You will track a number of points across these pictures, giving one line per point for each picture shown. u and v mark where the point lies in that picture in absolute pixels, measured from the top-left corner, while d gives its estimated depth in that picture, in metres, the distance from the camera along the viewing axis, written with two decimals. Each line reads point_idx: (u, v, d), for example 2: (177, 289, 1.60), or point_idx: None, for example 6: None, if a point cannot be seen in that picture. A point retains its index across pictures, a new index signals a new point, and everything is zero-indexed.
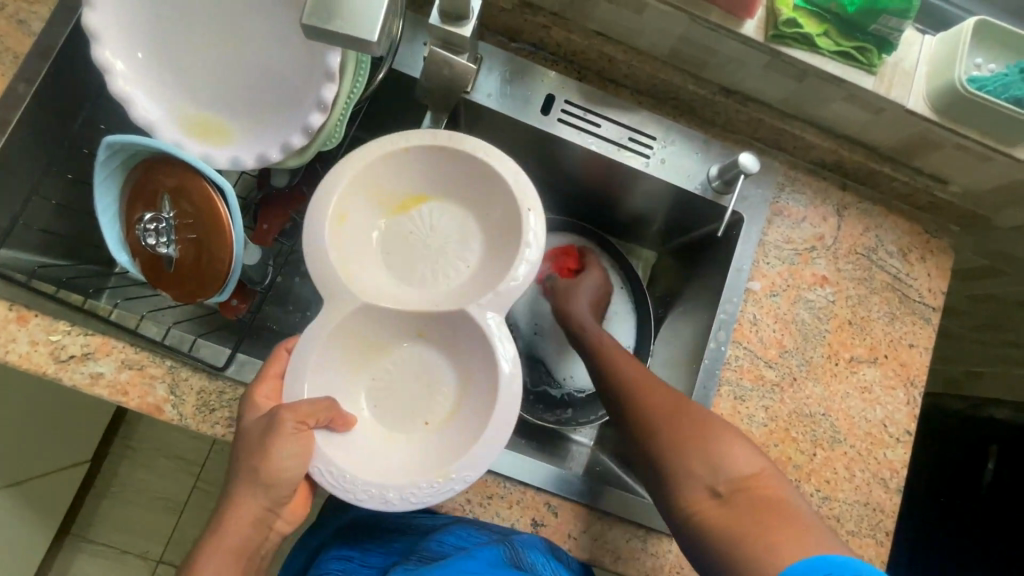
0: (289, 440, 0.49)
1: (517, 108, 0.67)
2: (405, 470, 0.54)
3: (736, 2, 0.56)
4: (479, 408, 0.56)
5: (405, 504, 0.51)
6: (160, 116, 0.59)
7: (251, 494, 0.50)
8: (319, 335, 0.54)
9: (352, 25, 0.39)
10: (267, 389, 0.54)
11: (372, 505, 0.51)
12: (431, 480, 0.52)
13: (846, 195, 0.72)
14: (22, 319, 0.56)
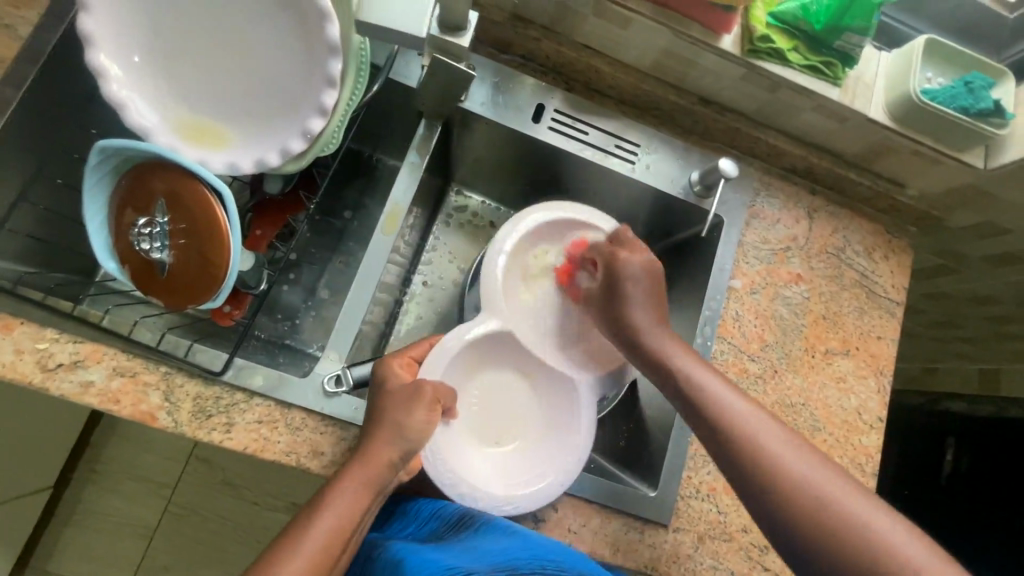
0: (420, 408, 0.55)
1: (508, 116, 0.70)
2: (483, 474, 0.61)
3: (715, 18, 0.60)
4: (558, 445, 0.63)
5: (473, 504, 0.58)
6: (155, 120, 0.58)
7: (390, 440, 0.53)
8: (465, 335, 0.62)
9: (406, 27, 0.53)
10: (399, 362, 0.59)
11: (450, 492, 0.58)
12: (501, 500, 0.59)
13: (815, 199, 0.77)
14: (7, 327, 0.55)
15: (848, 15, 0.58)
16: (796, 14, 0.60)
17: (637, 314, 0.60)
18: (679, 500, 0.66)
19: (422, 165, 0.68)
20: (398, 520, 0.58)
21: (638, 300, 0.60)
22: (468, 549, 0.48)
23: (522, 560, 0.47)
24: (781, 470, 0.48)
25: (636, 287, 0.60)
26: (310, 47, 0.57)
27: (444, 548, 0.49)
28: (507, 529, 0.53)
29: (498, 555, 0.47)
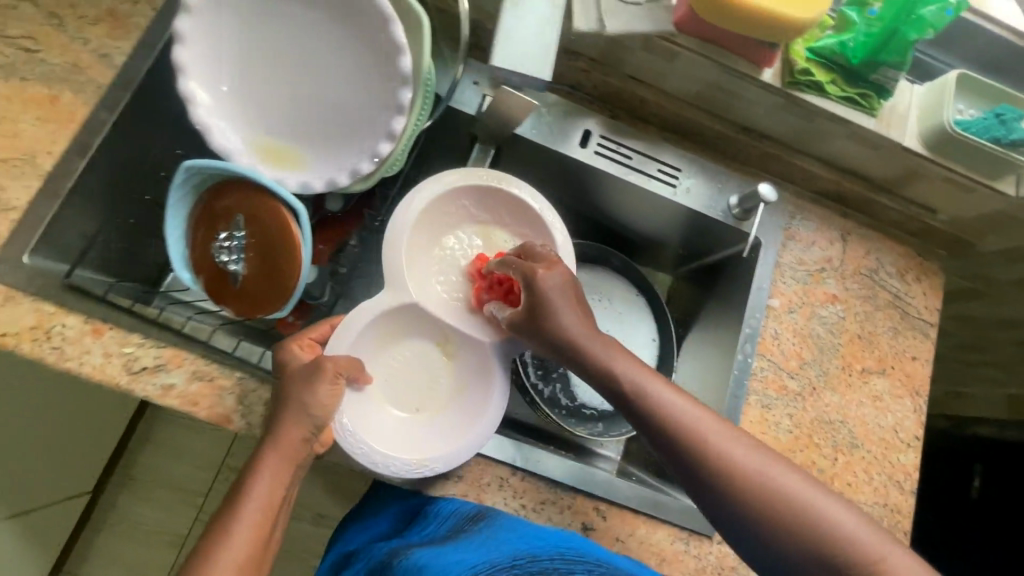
0: (323, 384, 0.57)
1: (557, 141, 0.74)
2: (388, 435, 0.64)
3: (758, 53, 0.64)
4: (465, 415, 0.66)
5: (386, 469, 0.60)
6: (236, 143, 0.63)
7: (297, 422, 0.55)
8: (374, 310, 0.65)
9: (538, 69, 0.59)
10: (302, 345, 0.61)
11: (363, 461, 0.60)
12: (410, 461, 0.61)
13: (848, 222, 0.80)
14: (97, 332, 0.59)
15: (883, 52, 0.63)
16: (835, 49, 0.64)
17: (565, 319, 0.58)
18: None
19: None
20: (420, 522, 0.63)
21: (568, 308, 0.59)
22: (487, 541, 0.55)
23: (540, 550, 0.55)
24: (754, 479, 0.50)
25: (559, 294, 0.59)
26: (382, 77, 0.62)
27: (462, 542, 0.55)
28: (508, 526, 0.57)
29: (517, 545, 0.54)
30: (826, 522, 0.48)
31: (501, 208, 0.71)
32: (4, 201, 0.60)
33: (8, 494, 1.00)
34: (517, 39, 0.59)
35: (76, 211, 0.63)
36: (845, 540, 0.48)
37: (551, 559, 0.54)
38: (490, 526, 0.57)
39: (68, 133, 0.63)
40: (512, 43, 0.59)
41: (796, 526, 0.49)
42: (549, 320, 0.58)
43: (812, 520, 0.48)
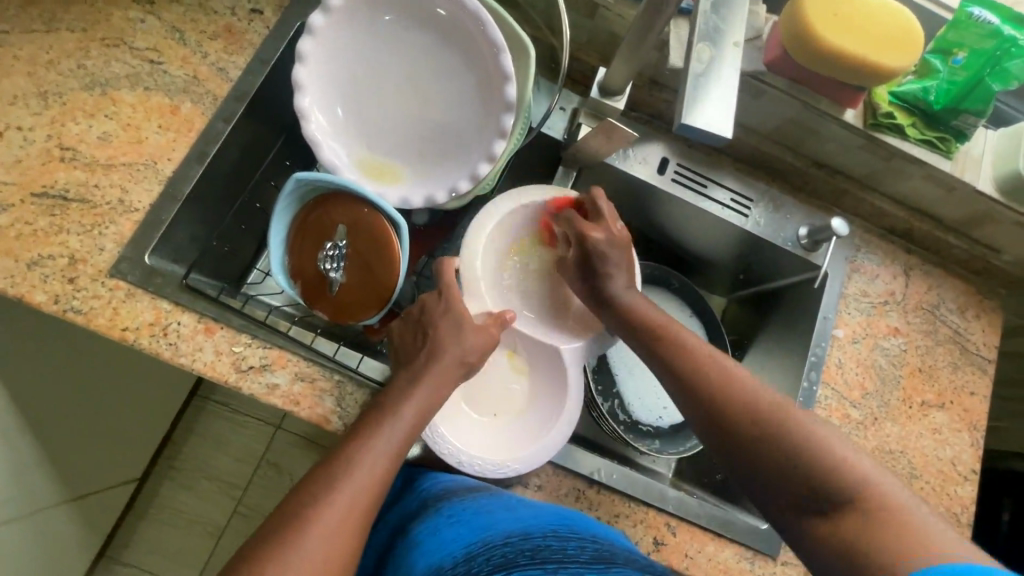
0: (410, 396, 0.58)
1: (636, 168, 0.77)
2: (477, 442, 0.66)
3: (844, 94, 0.67)
4: (540, 423, 0.68)
5: (470, 469, 0.63)
6: (341, 157, 0.67)
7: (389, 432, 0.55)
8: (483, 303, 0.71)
9: (721, 126, 0.51)
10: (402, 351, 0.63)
11: (449, 459, 0.62)
12: (495, 460, 0.63)
13: (911, 257, 0.83)
14: (209, 330, 0.62)
15: (966, 101, 0.65)
16: (917, 94, 0.67)
17: (617, 281, 0.67)
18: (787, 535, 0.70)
19: None
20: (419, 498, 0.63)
21: (616, 268, 0.67)
22: (482, 515, 0.54)
23: (534, 528, 0.51)
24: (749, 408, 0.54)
25: (602, 246, 0.66)
26: (486, 103, 0.66)
27: (463, 514, 0.55)
28: (505, 503, 0.56)
29: (513, 521, 0.52)
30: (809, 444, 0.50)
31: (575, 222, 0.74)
32: (129, 203, 0.64)
33: (75, 477, 1.00)
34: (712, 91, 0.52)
35: (190, 214, 0.67)
36: (849, 475, 0.47)
37: (544, 535, 0.50)
38: (488, 504, 0.56)
39: (188, 140, 0.67)
40: (699, 97, 0.52)
41: (784, 447, 0.51)
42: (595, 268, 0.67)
43: (813, 452, 0.50)
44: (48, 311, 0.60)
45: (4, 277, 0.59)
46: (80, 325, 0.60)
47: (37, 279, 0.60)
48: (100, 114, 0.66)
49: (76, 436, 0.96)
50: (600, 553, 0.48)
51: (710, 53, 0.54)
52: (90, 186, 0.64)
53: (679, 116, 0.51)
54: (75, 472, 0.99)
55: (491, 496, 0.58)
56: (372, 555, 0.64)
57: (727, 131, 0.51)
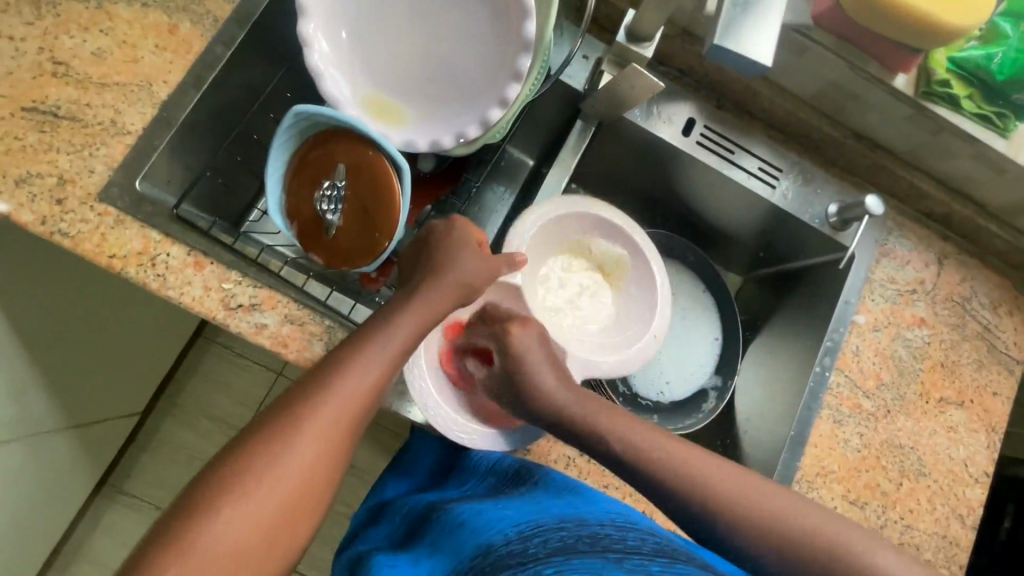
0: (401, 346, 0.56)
1: (660, 127, 0.71)
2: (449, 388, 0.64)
3: (896, 57, 0.61)
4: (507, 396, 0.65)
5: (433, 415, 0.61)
6: (345, 92, 0.63)
7: None
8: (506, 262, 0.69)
9: (760, 51, 0.51)
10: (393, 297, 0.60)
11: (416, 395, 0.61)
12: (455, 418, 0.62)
13: (946, 245, 0.77)
14: (199, 264, 0.60)
15: None
16: (979, 63, 0.60)
17: (545, 378, 0.57)
18: None
19: (571, 164, 0.71)
20: (467, 476, 0.64)
21: (542, 366, 0.58)
22: (536, 499, 0.53)
23: (589, 515, 0.49)
24: (771, 516, 0.48)
25: (531, 345, 0.59)
26: (502, 42, 0.61)
27: (512, 500, 0.54)
28: (562, 487, 0.55)
29: (567, 508, 0.50)
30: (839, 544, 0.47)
31: (608, 233, 0.72)
32: (121, 125, 0.61)
33: (75, 405, 1.01)
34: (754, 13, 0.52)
35: (185, 143, 0.64)
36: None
37: (602, 524, 0.48)
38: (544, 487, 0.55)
39: (185, 63, 0.63)
40: (744, 22, 0.52)
41: None
42: (523, 378, 0.57)
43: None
44: (35, 232, 0.58)
45: None
46: (67, 249, 0.59)
47: (25, 197, 0.58)
48: (94, 29, 0.62)
49: (75, 364, 0.96)
50: (661, 548, 0.45)
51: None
52: (82, 105, 0.61)
53: (713, 37, 0.52)
54: (75, 400, 1.00)
55: (549, 477, 0.57)
56: (397, 527, 0.64)
57: (767, 58, 0.51)
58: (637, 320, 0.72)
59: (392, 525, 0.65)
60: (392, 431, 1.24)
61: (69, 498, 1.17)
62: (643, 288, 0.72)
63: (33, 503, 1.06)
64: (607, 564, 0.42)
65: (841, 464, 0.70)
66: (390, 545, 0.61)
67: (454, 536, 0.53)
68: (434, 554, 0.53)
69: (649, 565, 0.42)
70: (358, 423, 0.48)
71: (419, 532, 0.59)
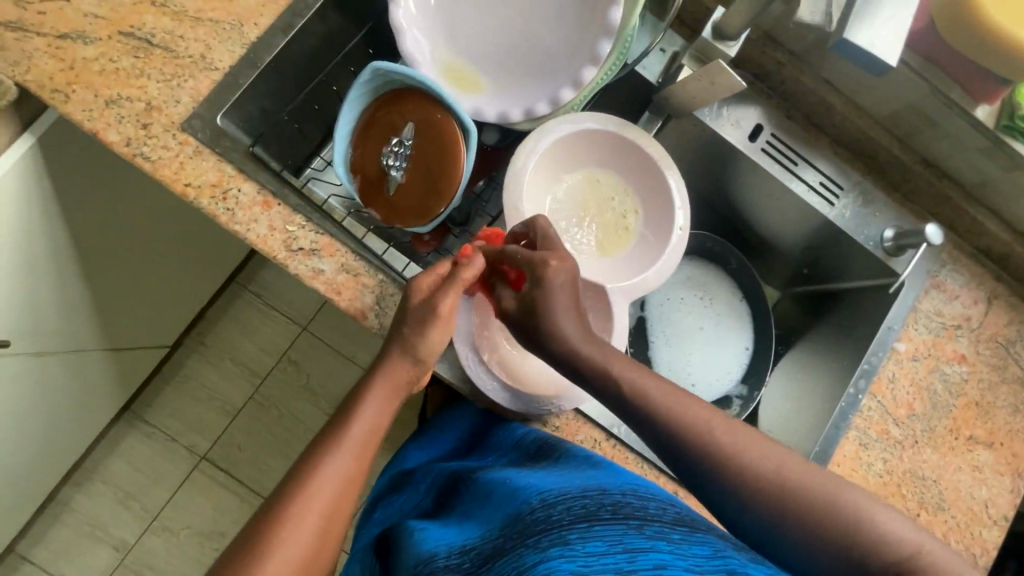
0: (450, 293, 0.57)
1: (727, 129, 0.71)
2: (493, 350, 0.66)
3: (984, 87, 0.60)
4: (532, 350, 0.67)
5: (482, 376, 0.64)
6: (422, 53, 0.64)
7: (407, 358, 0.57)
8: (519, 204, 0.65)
9: (877, 48, 0.58)
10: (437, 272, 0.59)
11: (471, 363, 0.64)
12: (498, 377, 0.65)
13: (998, 285, 0.76)
14: (267, 205, 0.62)
15: None
16: None
17: (567, 325, 0.53)
18: None
19: None
20: (492, 448, 0.66)
21: (567, 313, 0.53)
22: (559, 471, 0.54)
23: (610, 486, 0.50)
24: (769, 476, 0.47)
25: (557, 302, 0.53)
26: (585, 25, 0.63)
27: (534, 471, 0.55)
28: (582, 459, 0.56)
29: (590, 478, 0.51)
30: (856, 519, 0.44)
31: (595, 143, 0.69)
32: (210, 60, 0.63)
33: (114, 327, 1.04)
34: (879, 15, 0.58)
35: (267, 85, 0.66)
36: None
37: (624, 494, 0.48)
38: (565, 460, 0.56)
39: (278, 8, 0.65)
40: (870, 20, 0.58)
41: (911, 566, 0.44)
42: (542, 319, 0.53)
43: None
44: (119, 152, 0.61)
45: (83, 110, 0.60)
46: (146, 172, 0.61)
47: (113, 118, 0.61)
48: None
49: (121, 288, 0.99)
50: (682, 516, 0.45)
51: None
52: (175, 36, 0.63)
53: (846, 32, 0.58)
54: (114, 322, 1.03)
55: (570, 451, 0.58)
56: (424, 497, 0.67)
57: (892, 59, 0.58)
58: (658, 192, 0.69)
59: (420, 493, 0.68)
60: (405, 397, 1.29)
61: (93, 418, 1.21)
62: (651, 191, 0.70)
63: (63, 416, 1.10)
64: (628, 533, 0.43)
65: (861, 487, 0.70)
66: (419, 515, 0.64)
67: (481, 505, 0.55)
68: (463, 521, 0.55)
69: (669, 534, 0.43)
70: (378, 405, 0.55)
71: (449, 502, 0.62)
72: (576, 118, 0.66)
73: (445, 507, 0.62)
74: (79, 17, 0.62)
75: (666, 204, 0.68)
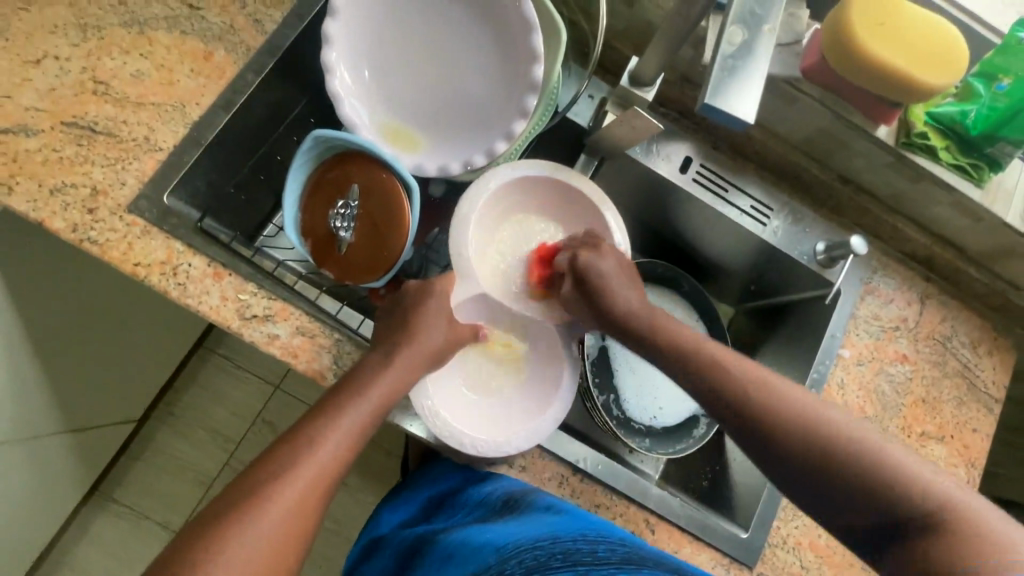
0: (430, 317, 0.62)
1: (658, 163, 0.75)
2: (465, 418, 0.65)
3: (879, 110, 0.66)
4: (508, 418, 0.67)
5: (471, 450, 0.63)
6: (360, 117, 0.68)
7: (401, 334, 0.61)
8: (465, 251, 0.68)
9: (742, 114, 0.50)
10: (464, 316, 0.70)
11: (451, 443, 0.62)
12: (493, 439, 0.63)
13: (928, 286, 0.81)
14: (218, 276, 0.63)
15: (1005, 128, 0.63)
16: (954, 117, 0.65)
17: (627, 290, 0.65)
18: (768, 547, 0.69)
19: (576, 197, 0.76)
20: (458, 507, 0.66)
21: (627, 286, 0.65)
22: (514, 522, 0.55)
23: (561, 532, 0.51)
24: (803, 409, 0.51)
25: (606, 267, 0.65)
26: (513, 81, 0.67)
27: (493, 526, 0.56)
28: (539, 508, 0.57)
29: (545, 526, 0.52)
30: (935, 510, 0.42)
31: (536, 186, 0.72)
32: (154, 141, 0.65)
33: (74, 408, 1.01)
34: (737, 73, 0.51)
35: (212, 160, 0.68)
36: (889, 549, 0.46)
37: (574, 540, 0.50)
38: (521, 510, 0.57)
39: (218, 87, 0.68)
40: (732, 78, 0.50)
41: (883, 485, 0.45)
42: (605, 301, 0.64)
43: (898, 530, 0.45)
44: (65, 238, 0.61)
45: (27, 200, 0.61)
46: (94, 255, 0.62)
47: (58, 206, 0.61)
48: (135, 52, 0.67)
49: (77, 367, 0.97)
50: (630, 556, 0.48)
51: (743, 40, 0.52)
52: (118, 121, 0.65)
53: (705, 96, 0.50)
54: (72, 403, 1.00)
55: (528, 500, 0.59)
56: (388, 564, 0.65)
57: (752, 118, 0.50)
58: (605, 237, 0.72)
59: (387, 557, 0.67)
60: (383, 447, 1.27)
61: (57, 505, 1.16)
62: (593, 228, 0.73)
63: (24, 507, 1.05)
64: None
65: None
66: None
67: (442, 566, 0.55)
68: None
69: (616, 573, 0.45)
70: (383, 402, 0.57)
71: (411, 565, 0.61)
72: (521, 165, 0.69)
73: (407, 570, 0.61)
74: (20, 111, 0.63)
75: (607, 241, 0.71)
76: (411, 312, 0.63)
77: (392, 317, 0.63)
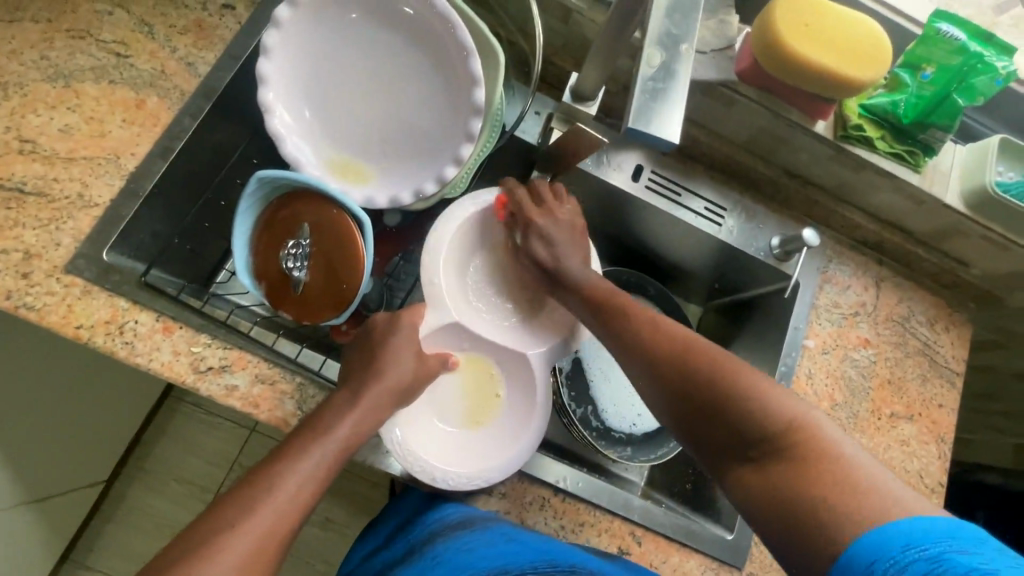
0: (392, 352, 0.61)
1: (610, 174, 0.76)
2: (439, 451, 0.64)
3: (815, 106, 0.67)
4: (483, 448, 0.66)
5: (445, 484, 0.62)
6: (305, 155, 0.66)
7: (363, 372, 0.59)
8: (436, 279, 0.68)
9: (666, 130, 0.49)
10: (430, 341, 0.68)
11: (422, 477, 0.61)
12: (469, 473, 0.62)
13: (882, 269, 0.83)
14: (167, 330, 0.61)
15: (934, 115, 0.66)
16: (886, 108, 0.68)
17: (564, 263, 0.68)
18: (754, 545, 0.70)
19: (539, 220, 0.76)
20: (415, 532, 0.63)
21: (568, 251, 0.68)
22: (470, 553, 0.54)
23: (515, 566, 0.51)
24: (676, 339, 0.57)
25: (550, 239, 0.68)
26: (457, 105, 0.66)
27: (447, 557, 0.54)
28: (495, 536, 0.56)
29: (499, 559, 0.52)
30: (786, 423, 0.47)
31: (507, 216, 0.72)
32: (89, 197, 0.62)
33: (34, 478, 0.96)
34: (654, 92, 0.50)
35: (153, 210, 0.66)
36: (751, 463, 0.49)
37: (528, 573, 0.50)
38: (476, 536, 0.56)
39: (153, 136, 0.66)
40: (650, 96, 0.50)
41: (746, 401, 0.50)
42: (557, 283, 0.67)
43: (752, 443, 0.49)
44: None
45: None
46: (31, 321, 0.59)
47: None
48: (62, 106, 0.64)
49: (31, 435, 0.92)
50: None
51: (662, 60, 0.51)
52: (49, 179, 0.62)
53: (629, 121, 0.50)
54: (31, 473, 0.95)
55: (483, 526, 0.58)
56: None
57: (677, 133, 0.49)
58: None
59: None
60: (367, 480, 1.24)
61: None
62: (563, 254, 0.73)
63: None
64: None
65: None
66: None
67: None
68: None
69: None
70: (342, 439, 0.54)
71: None
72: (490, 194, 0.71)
73: None
74: None
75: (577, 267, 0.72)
76: (373, 348, 0.61)
77: (352, 355, 0.62)
